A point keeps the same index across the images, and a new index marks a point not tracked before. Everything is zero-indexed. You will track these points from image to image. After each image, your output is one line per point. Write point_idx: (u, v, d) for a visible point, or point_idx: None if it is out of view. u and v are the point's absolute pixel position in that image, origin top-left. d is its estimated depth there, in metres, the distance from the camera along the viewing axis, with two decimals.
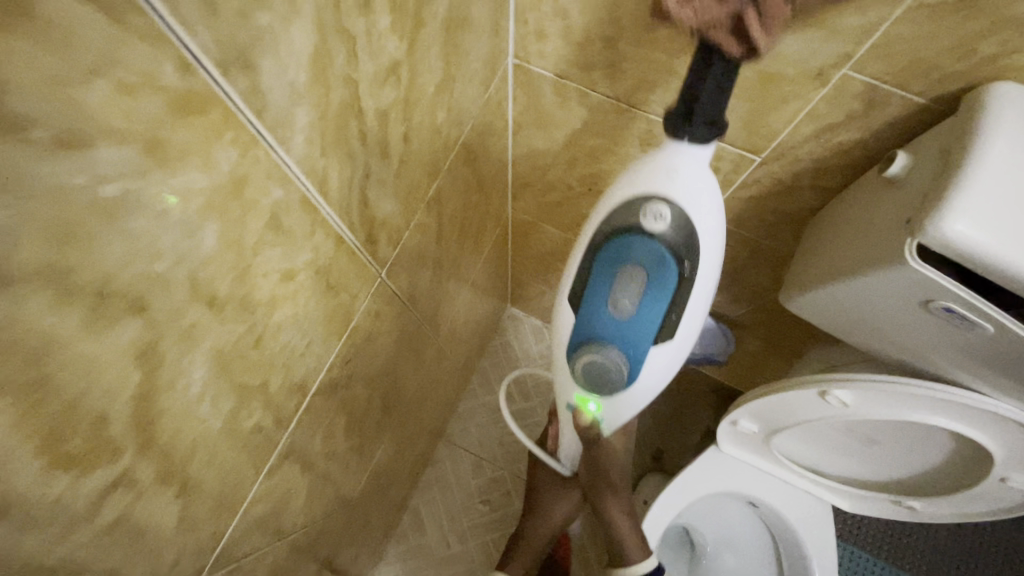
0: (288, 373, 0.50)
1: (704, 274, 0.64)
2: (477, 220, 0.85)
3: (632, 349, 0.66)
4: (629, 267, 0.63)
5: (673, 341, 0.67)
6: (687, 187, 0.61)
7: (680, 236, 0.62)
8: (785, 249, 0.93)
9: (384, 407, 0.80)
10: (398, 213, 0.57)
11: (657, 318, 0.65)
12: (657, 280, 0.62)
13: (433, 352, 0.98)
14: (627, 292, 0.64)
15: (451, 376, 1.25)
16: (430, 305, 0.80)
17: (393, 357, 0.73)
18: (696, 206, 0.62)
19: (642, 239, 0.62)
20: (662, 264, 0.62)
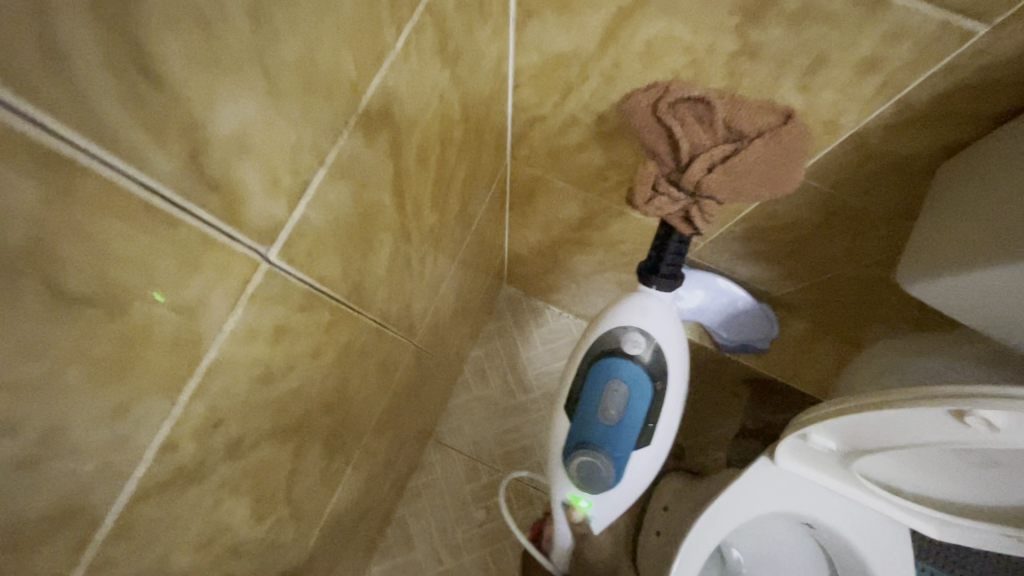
0: (51, 517, 0.21)
1: (676, 388, 0.59)
2: (478, 169, 0.58)
3: (617, 466, 0.59)
4: (611, 386, 0.57)
5: (651, 452, 0.61)
6: (653, 313, 0.57)
7: (656, 360, 0.57)
8: (890, 201, 0.68)
9: (344, 439, 0.53)
10: (309, 149, 0.26)
11: (639, 436, 0.59)
12: (640, 400, 0.57)
13: (415, 355, 0.71)
14: (613, 413, 0.57)
15: (440, 370, 0.99)
16: (402, 296, 0.51)
17: (356, 377, 0.48)
18: (667, 329, 0.57)
19: (621, 361, 0.56)
20: (644, 384, 0.57)
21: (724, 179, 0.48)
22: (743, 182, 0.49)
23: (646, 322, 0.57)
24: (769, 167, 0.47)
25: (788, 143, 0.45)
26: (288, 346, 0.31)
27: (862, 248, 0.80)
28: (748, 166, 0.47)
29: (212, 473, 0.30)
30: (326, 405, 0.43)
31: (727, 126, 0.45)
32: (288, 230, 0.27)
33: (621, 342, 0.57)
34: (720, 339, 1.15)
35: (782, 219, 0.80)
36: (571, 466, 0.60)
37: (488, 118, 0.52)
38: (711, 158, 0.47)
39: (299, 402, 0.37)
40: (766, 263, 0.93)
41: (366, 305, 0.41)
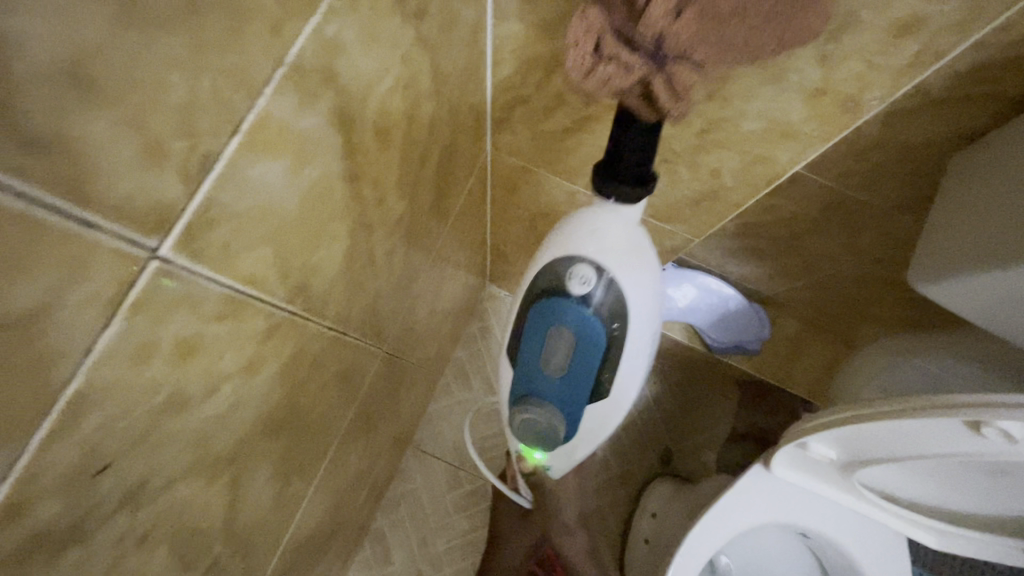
0: None
1: (639, 331, 0.52)
2: (453, 155, 0.52)
3: (568, 415, 0.54)
4: (556, 330, 0.51)
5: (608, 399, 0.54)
6: (609, 243, 0.48)
7: (607, 302, 0.50)
8: (894, 190, 0.64)
9: (301, 458, 0.47)
10: (219, 115, 0.20)
11: (594, 381, 0.52)
12: (590, 346, 0.50)
13: (387, 361, 0.65)
14: (559, 359, 0.51)
15: (418, 375, 0.93)
16: (368, 296, 0.45)
17: (311, 391, 0.41)
18: (624, 267, 0.49)
19: (565, 303, 0.50)
20: (593, 329, 0.50)
21: (700, 27, 0.32)
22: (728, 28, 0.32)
23: (600, 256, 0.49)
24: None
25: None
26: (206, 365, 0.25)
27: (861, 241, 0.77)
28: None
29: (106, 525, 0.24)
30: (271, 428, 0.37)
31: None
32: (187, 218, 0.20)
33: (568, 279, 0.49)
34: (710, 341, 1.12)
35: (779, 213, 0.76)
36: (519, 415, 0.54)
37: (463, 98, 0.47)
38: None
39: (231, 428, 0.31)
40: (758, 258, 0.91)
41: (317, 309, 0.35)
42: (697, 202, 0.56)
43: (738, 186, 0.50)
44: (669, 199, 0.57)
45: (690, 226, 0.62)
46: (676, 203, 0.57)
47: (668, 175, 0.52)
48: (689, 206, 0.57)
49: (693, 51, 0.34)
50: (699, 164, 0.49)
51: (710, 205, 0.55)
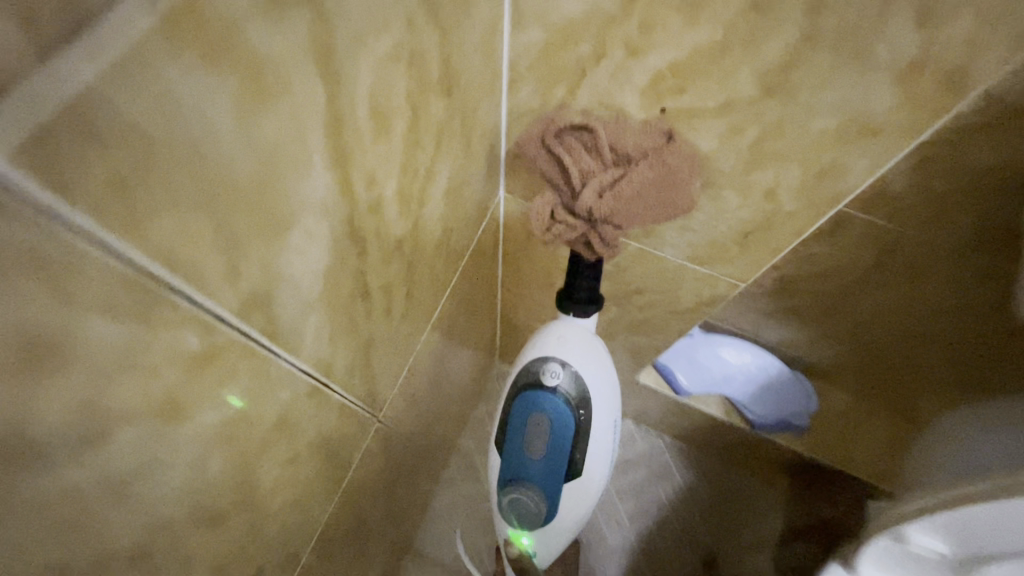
0: None
1: (606, 421, 0.48)
2: (463, 190, 0.45)
3: (550, 509, 0.48)
4: (533, 423, 0.47)
5: (583, 491, 0.50)
6: (569, 337, 0.47)
7: (578, 397, 0.47)
8: (957, 229, 0.58)
9: (260, 565, 0.35)
10: None
11: (572, 469, 0.48)
12: (564, 433, 0.46)
13: (384, 439, 0.54)
14: (534, 449, 0.47)
15: (422, 460, 0.81)
16: (363, 342, 0.36)
17: (276, 463, 0.31)
18: (589, 357, 0.47)
19: (541, 400, 0.46)
20: (564, 418, 0.46)
21: (618, 202, 0.42)
22: (634, 204, 0.43)
23: (563, 347, 0.47)
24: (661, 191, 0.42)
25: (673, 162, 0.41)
26: (80, 388, 0.16)
27: (919, 292, 0.69)
28: (637, 189, 0.42)
29: None
30: (211, 517, 0.26)
31: (614, 149, 0.41)
32: (40, 115, 0.12)
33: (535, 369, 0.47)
34: (751, 418, 0.96)
35: (823, 264, 0.69)
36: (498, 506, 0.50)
37: (476, 119, 0.41)
38: (599, 179, 0.42)
39: (139, 509, 0.21)
40: (799, 316, 0.83)
41: (287, 341, 0.26)
42: (745, 235, 0.48)
43: (797, 211, 0.43)
44: (712, 231, 0.50)
45: (735, 267, 0.54)
46: (721, 237, 0.50)
47: (711, 199, 0.46)
48: (734, 241, 0.50)
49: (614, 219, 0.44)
50: (749, 184, 0.42)
51: (760, 237, 0.48)
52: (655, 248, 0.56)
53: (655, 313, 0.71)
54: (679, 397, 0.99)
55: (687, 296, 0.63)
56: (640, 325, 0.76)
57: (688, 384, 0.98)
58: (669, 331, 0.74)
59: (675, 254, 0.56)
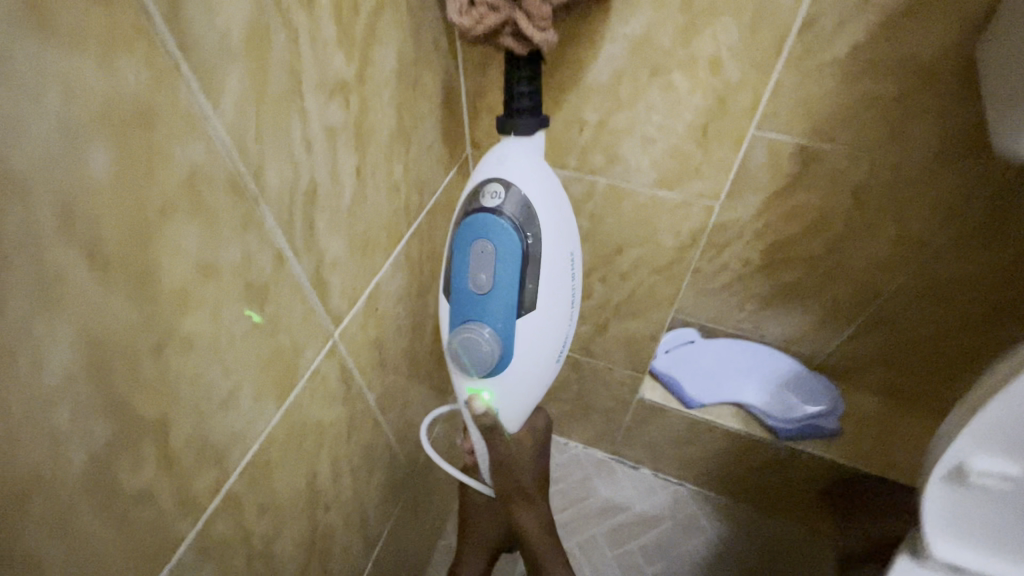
0: None
1: (556, 248, 0.47)
2: (420, 96, 0.46)
3: (503, 345, 0.47)
4: (478, 247, 0.45)
5: (538, 326, 0.48)
6: (513, 160, 0.45)
7: (522, 215, 0.44)
8: (928, 138, 0.57)
9: (167, 417, 0.29)
10: None
11: (522, 298, 0.46)
12: (511, 259, 0.44)
13: (347, 385, 0.48)
14: (482, 280, 0.45)
15: (403, 480, 0.71)
16: (308, 188, 0.35)
17: (190, 259, 0.28)
18: (533, 179, 0.45)
19: (485, 220, 0.44)
20: (510, 243, 0.44)
21: None
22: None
23: (505, 171, 0.45)
24: None
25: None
26: None
27: (910, 230, 0.66)
28: None
29: None
30: (90, 252, 0.23)
31: None
32: None
33: (480, 194, 0.45)
34: (773, 425, 0.86)
35: (804, 212, 0.69)
36: (451, 341, 0.48)
37: (426, 16, 0.44)
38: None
39: None
40: (796, 292, 0.80)
41: (201, 73, 0.25)
42: (704, 129, 0.48)
43: (745, 78, 0.44)
44: (673, 133, 0.50)
45: (705, 182, 0.53)
46: (682, 140, 0.50)
47: (663, 88, 0.47)
48: (696, 141, 0.50)
49: None
50: (694, 56, 0.44)
51: (720, 128, 0.48)
52: (624, 179, 0.56)
53: (642, 281, 0.68)
54: (689, 410, 0.89)
55: (667, 240, 0.61)
56: (629, 303, 0.72)
57: (697, 394, 0.89)
58: (660, 304, 0.70)
59: (644, 182, 0.55)
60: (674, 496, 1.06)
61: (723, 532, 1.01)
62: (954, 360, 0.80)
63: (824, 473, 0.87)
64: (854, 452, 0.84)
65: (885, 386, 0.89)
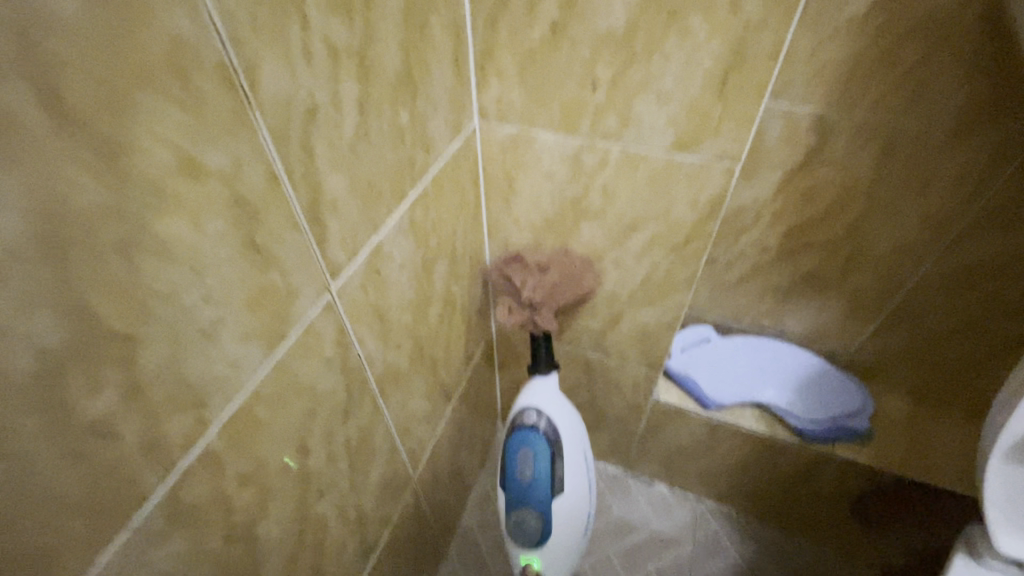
0: None
1: (573, 447, 0.64)
2: (427, 44, 0.44)
3: (545, 520, 0.62)
4: (522, 453, 0.62)
5: (568, 502, 0.63)
6: (540, 390, 0.65)
7: (551, 430, 0.63)
8: (951, 99, 0.54)
9: (136, 336, 0.25)
10: None
11: (555, 486, 0.62)
12: (545, 457, 0.62)
13: (345, 353, 0.44)
14: (527, 475, 0.62)
15: (403, 484, 0.65)
16: (305, 104, 0.32)
17: (171, 148, 0.25)
18: (556, 404, 0.64)
19: (526, 435, 0.62)
20: (543, 448, 0.62)
21: (545, 295, 0.65)
22: (557, 293, 0.66)
23: (534, 398, 0.64)
24: (570, 281, 0.65)
25: (573, 259, 0.65)
26: None
27: (936, 205, 0.63)
28: (554, 283, 0.65)
29: None
30: (48, 98, 0.20)
31: (539, 264, 0.66)
32: None
33: (518, 415, 0.64)
34: (798, 425, 0.78)
35: (824, 192, 0.66)
36: (506, 522, 0.63)
37: None
38: (531, 282, 0.65)
39: None
40: (815, 282, 0.77)
41: None
42: (724, 79, 0.46)
43: (768, 18, 0.42)
44: (690, 86, 0.48)
45: (725, 141, 0.50)
46: (700, 94, 0.48)
47: (681, 36, 0.45)
48: (714, 94, 0.48)
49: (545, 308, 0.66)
50: None
51: (740, 77, 0.46)
52: (639, 143, 0.53)
53: (657, 263, 0.64)
54: (708, 411, 0.82)
55: (684, 212, 0.58)
56: (644, 289, 0.68)
57: (714, 392, 0.82)
58: (676, 288, 0.66)
59: (660, 145, 0.53)
60: (693, 514, 0.98)
61: (747, 554, 0.93)
62: (985, 349, 0.76)
63: (859, 483, 0.80)
64: (890, 455, 0.77)
65: (915, 386, 0.84)
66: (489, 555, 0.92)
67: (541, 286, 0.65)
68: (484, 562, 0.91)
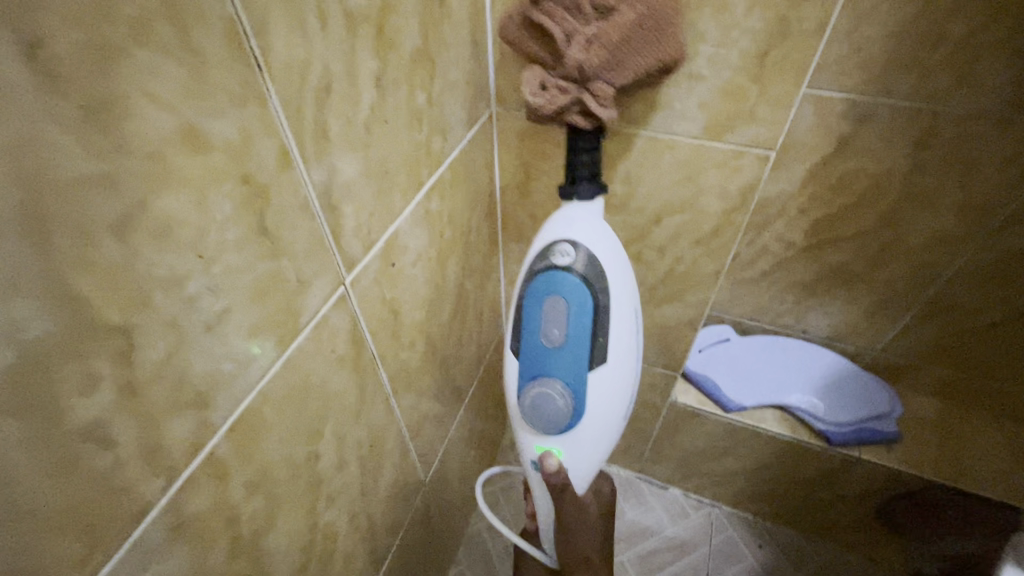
0: None
1: (623, 304, 0.47)
2: (446, 20, 0.41)
3: (575, 394, 0.47)
4: (550, 304, 0.46)
5: (610, 376, 0.48)
6: (579, 220, 0.47)
7: (593, 274, 0.45)
8: (997, 81, 0.51)
9: (134, 328, 0.22)
10: None
11: (592, 352, 0.47)
12: (583, 311, 0.45)
13: (358, 350, 0.41)
14: (555, 334, 0.46)
15: (414, 488, 0.62)
16: (321, 77, 0.29)
17: (172, 113, 0.22)
18: (601, 240, 0.47)
19: (557, 279, 0.45)
20: (581, 299, 0.45)
21: (607, 53, 0.42)
22: (623, 58, 0.42)
23: (572, 230, 0.46)
24: (646, 32, 0.42)
25: (655, 7, 0.41)
26: None
27: (973, 196, 0.60)
28: (625, 30, 0.41)
29: None
30: (29, 47, 0.17)
31: (595, 5, 0.41)
32: None
33: (548, 252, 0.47)
34: (823, 428, 0.75)
35: (856, 181, 0.63)
36: (525, 390, 0.48)
37: None
38: (586, 35, 0.41)
39: None
40: (843, 277, 0.74)
41: None
42: (762, 59, 0.44)
43: None
44: (725, 67, 0.45)
45: (760, 126, 0.47)
46: (735, 74, 0.45)
47: (717, 12, 0.42)
48: (751, 74, 0.45)
49: (605, 72, 0.42)
50: None
51: (780, 56, 0.43)
52: (666, 129, 0.50)
53: (681, 256, 0.61)
54: (729, 416, 0.79)
55: (712, 204, 0.55)
56: (666, 284, 0.65)
57: (735, 396, 0.79)
58: (700, 284, 0.63)
59: (689, 131, 0.50)
60: (708, 518, 0.95)
61: (766, 560, 0.90)
62: (1016, 345, 0.73)
63: (885, 487, 0.77)
64: (920, 458, 0.74)
65: (943, 386, 0.81)
66: (500, 561, 0.89)
67: (602, 37, 0.41)
68: (494, 569, 0.88)
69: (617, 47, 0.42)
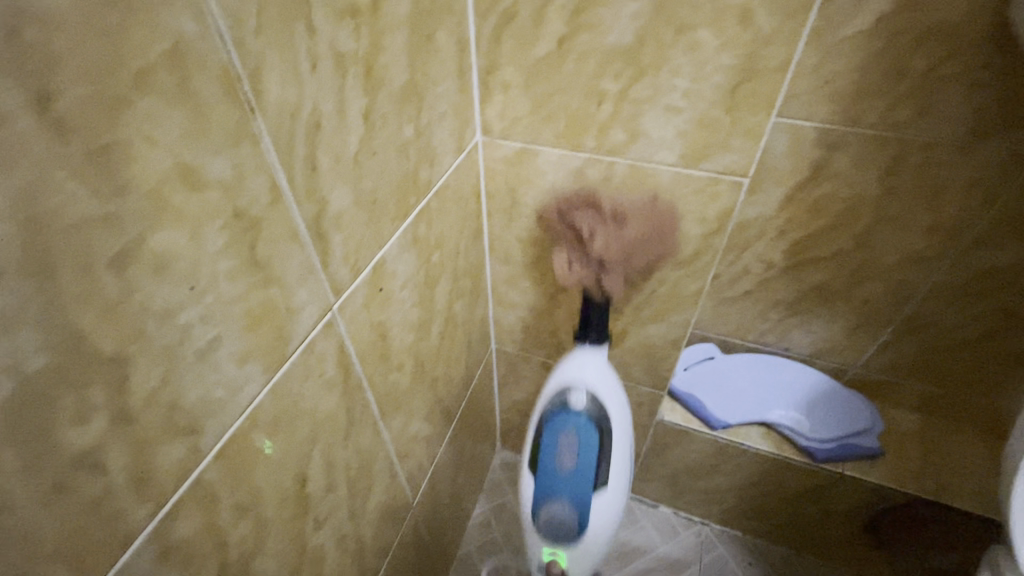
0: None
1: (623, 438, 0.56)
2: (433, 56, 0.44)
3: (580, 517, 0.53)
4: (562, 437, 0.54)
5: (610, 499, 0.54)
6: (589, 367, 0.56)
7: (599, 413, 0.55)
8: (957, 111, 0.54)
9: (129, 357, 0.23)
10: None
11: (597, 479, 0.54)
12: (590, 441, 0.54)
13: (346, 374, 0.42)
14: (567, 462, 0.54)
15: (403, 510, 0.62)
16: (311, 112, 0.31)
17: (171, 155, 0.23)
18: (606, 386, 0.56)
19: (569, 416, 0.54)
20: (589, 432, 0.54)
21: (621, 251, 0.56)
22: (632, 255, 0.57)
23: (583, 374, 0.56)
24: (653, 235, 0.56)
25: (663, 220, 0.56)
26: None
27: (942, 218, 0.63)
28: (635, 236, 0.56)
29: None
30: (39, 99, 0.18)
31: (615, 212, 0.55)
32: None
33: (563, 392, 0.56)
34: (807, 447, 0.77)
35: (831, 205, 0.65)
36: (535, 509, 0.54)
37: None
38: (608, 232, 0.55)
39: None
40: (822, 296, 0.76)
41: None
42: (734, 91, 0.46)
43: (778, 29, 0.42)
44: (700, 99, 0.47)
45: (734, 155, 0.50)
46: (710, 106, 0.47)
47: (690, 48, 0.45)
48: (724, 106, 0.47)
49: (618, 263, 0.57)
50: (723, 7, 0.42)
51: (751, 89, 0.46)
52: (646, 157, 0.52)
53: (663, 278, 0.63)
54: (715, 433, 0.80)
55: (692, 228, 0.57)
56: (650, 305, 0.66)
57: (721, 414, 0.81)
58: (683, 305, 0.65)
59: (667, 158, 0.52)
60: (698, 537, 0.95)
61: None
62: (991, 362, 0.75)
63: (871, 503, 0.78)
64: (903, 474, 0.75)
65: (923, 402, 0.83)
66: None
67: (618, 240, 0.55)
68: None
69: (628, 245, 0.56)
